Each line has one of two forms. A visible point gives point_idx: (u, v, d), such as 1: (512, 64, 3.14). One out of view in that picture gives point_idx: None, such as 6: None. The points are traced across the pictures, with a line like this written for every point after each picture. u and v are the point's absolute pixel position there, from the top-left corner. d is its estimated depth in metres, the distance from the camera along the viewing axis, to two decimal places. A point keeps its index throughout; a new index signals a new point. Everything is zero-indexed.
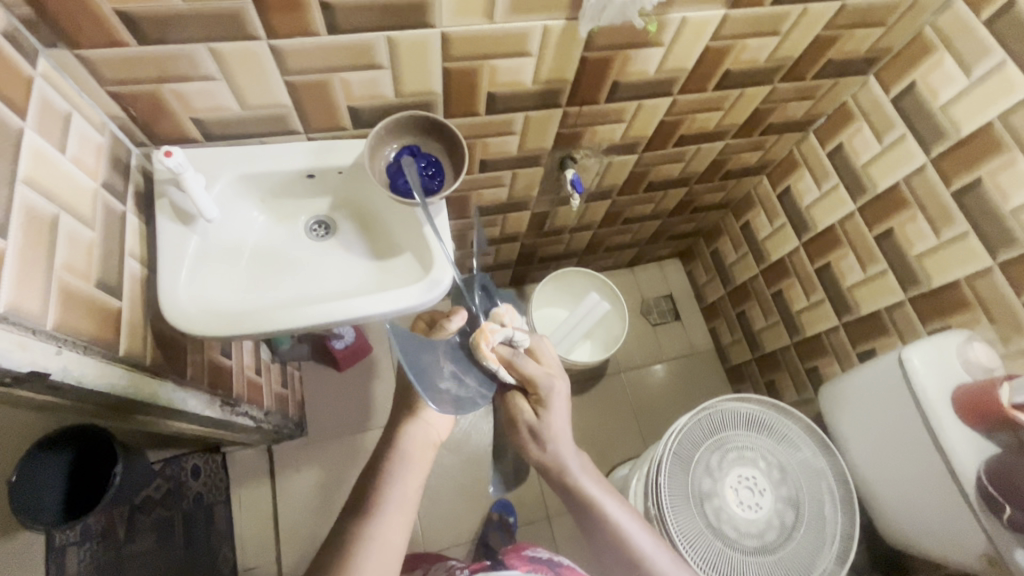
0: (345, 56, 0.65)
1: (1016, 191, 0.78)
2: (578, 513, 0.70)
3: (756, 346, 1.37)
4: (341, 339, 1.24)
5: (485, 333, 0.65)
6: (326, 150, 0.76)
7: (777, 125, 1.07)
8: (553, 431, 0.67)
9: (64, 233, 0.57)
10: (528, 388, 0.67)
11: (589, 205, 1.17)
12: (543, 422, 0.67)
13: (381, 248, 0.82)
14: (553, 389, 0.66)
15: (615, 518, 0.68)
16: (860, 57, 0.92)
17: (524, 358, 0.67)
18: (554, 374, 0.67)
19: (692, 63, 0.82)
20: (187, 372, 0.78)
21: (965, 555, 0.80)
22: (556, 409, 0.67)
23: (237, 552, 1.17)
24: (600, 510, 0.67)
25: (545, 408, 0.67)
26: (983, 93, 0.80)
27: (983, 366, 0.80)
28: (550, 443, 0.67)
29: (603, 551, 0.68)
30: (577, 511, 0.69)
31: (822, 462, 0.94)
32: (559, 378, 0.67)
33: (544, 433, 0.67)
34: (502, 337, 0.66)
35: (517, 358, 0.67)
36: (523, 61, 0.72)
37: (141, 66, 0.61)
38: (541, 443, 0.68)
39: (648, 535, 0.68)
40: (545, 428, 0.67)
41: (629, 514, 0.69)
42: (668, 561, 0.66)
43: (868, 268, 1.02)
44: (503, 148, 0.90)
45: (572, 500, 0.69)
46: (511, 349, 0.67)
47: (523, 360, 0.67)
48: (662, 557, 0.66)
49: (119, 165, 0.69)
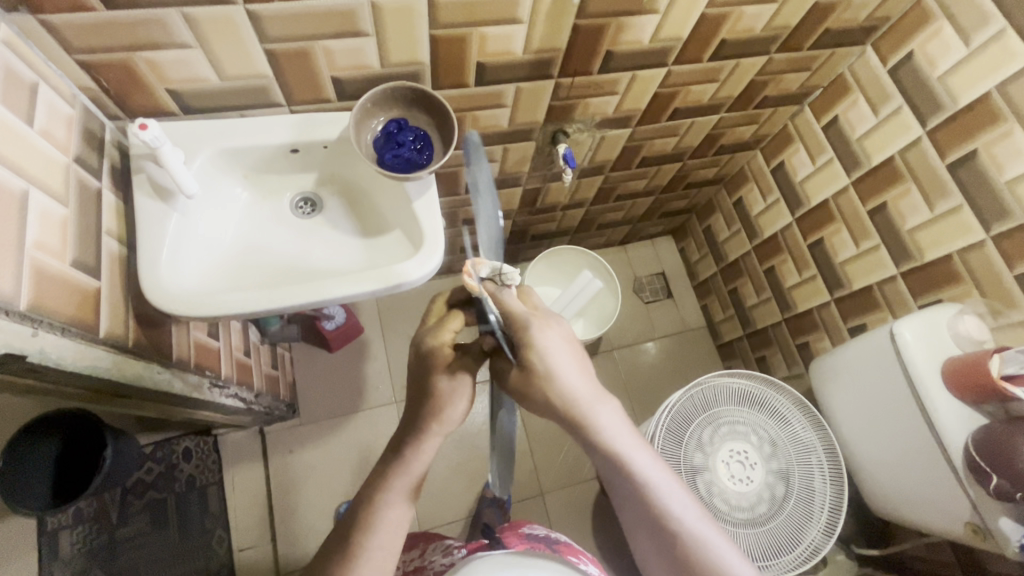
0: (326, 22, 0.62)
1: (1012, 163, 0.77)
2: (600, 466, 0.61)
3: (748, 323, 1.37)
4: (331, 319, 1.22)
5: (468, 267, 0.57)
6: (309, 123, 0.74)
7: (772, 97, 1.05)
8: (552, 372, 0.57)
9: (34, 211, 0.54)
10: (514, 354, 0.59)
11: (581, 182, 1.15)
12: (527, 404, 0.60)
13: (369, 225, 0.80)
14: (538, 331, 0.57)
15: (643, 472, 0.59)
16: (858, 26, 0.90)
17: (510, 292, 0.61)
18: (536, 314, 0.60)
19: (687, 33, 0.80)
20: (172, 354, 0.76)
21: (949, 523, 0.82)
22: (552, 353, 0.58)
23: (232, 533, 1.17)
24: (626, 465, 0.58)
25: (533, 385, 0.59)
26: (981, 63, 0.78)
27: (974, 339, 0.81)
28: (553, 387, 0.58)
29: (627, 507, 0.60)
30: (601, 465, 0.60)
31: (812, 436, 0.94)
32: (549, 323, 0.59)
33: (541, 377, 0.58)
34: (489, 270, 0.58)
35: (503, 292, 0.60)
36: (513, 28, 0.70)
37: (109, 33, 0.57)
38: (547, 390, 0.58)
39: (677, 489, 0.60)
40: (534, 375, 0.58)
41: (658, 467, 0.60)
42: (695, 518, 0.58)
43: (861, 243, 1.02)
44: (494, 121, 0.87)
45: (595, 455, 0.60)
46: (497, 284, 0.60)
47: (508, 295, 0.60)
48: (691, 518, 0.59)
49: (93, 139, 0.65)
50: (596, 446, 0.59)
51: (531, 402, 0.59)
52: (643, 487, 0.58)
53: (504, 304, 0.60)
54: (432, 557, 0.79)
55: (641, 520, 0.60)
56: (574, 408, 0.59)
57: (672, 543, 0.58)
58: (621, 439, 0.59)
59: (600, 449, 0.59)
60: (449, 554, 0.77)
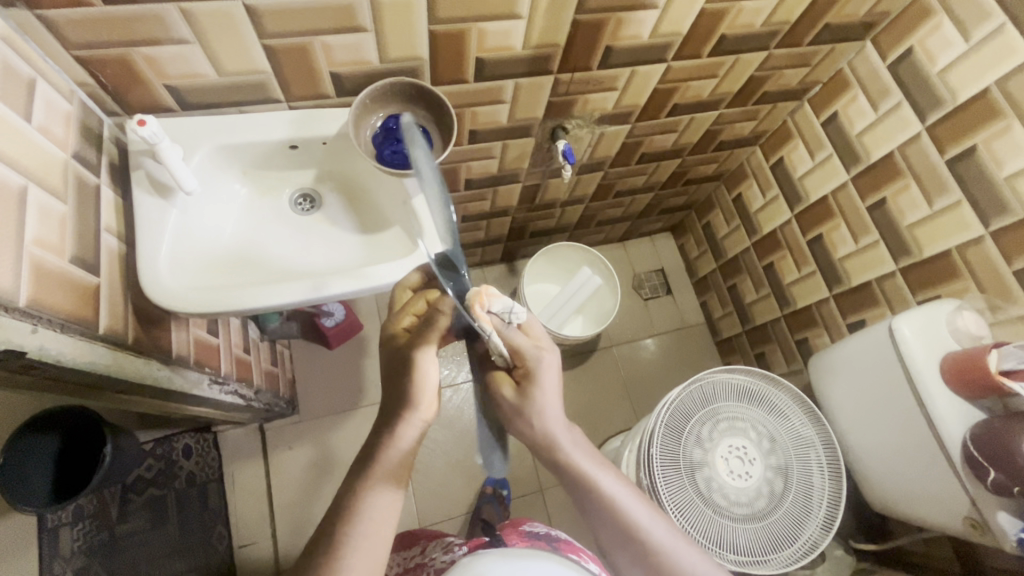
0: (326, 17, 0.62)
1: (1011, 158, 0.78)
2: (569, 491, 0.63)
3: (747, 319, 1.37)
4: (331, 316, 1.22)
5: (482, 296, 0.57)
6: (308, 119, 0.73)
7: (772, 93, 1.04)
8: (540, 405, 0.60)
9: (33, 207, 0.54)
10: (515, 360, 0.61)
11: (580, 178, 1.15)
12: (524, 402, 0.60)
13: (368, 221, 0.80)
14: (542, 361, 0.60)
15: (609, 491, 0.60)
16: (858, 21, 0.89)
17: (514, 331, 0.61)
18: (542, 346, 0.61)
19: (687, 28, 0.80)
20: (172, 351, 0.76)
21: (948, 519, 0.82)
22: (546, 386, 0.60)
23: (232, 529, 1.17)
24: (592, 485, 0.60)
25: (529, 383, 0.60)
26: (982, 58, 0.78)
27: (971, 333, 0.81)
28: (535, 419, 0.60)
29: (599, 528, 0.62)
30: (569, 488, 0.62)
31: (811, 431, 0.95)
32: (549, 352, 0.61)
33: (529, 411, 0.60)
34: (499, 305, 0.59)
35: (505, 329, 0.61)
36: (513, 23, 0.70)
37: (107, 27, 0.57)
38: (528, 420, 0.60)
39: (642, 505, 0.61)
40: (530, 405, 0.60)
41: (623, 485, 0.62)
42: (663, 532, 0.60)
43: (860, 239, 1.02)
44: (493, 117, 0.87)
45: (563, 478, 0.62)
46: (502, 321, 0.60)
47: (511, 331, 0.61)
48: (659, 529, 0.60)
49: (91, 135, 0.65)
50: (563, 470, 0.61)
51: (528, 420, 0.60)
52: (611, 505, 0.60)
53: (510, 340, 0.61)
54: (432, 554, 0.79)
55: (614, 537, 0.61)
56: (544, 437, 0.61)
57: (647, 554, 0.59)
58: (585, 462, 0.61)
59: (568, 473, 0.61)
60: (449, 551, 0.77)
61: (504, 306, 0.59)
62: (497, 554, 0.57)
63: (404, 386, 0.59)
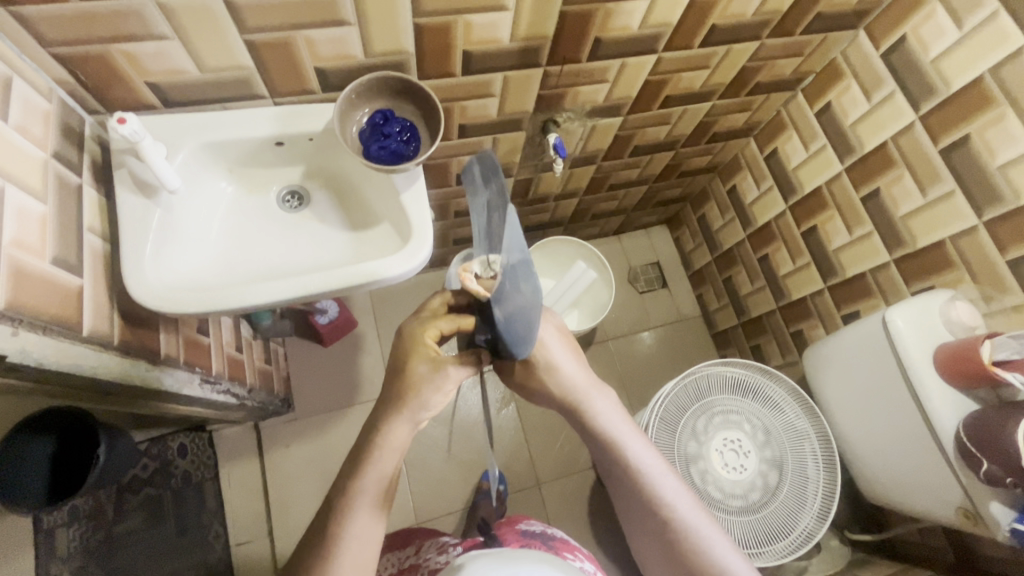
0: (309, 11, 0.61)
1: (1005, 147, 0.77)
2: (595, 452, 0.64)
3: (743, 311, 1.37)
4: (324, 314, 1.22)
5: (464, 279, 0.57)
6: (294, 115, 0.72)
7: (765, 84, 1.03)
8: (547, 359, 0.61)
9: (11, 209, 0.53)
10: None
11: (573, 171, 1.14)
12: None
13: (359, 218, 0.80)
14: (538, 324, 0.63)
15: (635, 457, 0.61)
16: (850, 9, 0.89)
17: None
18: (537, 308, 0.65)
19: (677, 18, 0.79)
20: (160, 351, 0.75)
21: (942, 509, 0.82)
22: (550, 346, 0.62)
23: (229, 528, 1.17)
24: (619, 449, 0.61)
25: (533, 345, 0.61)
26: (974, 47, 0.77)
27: (965, 324, 0.80)
28: None
29: (626, 495, 0.62)
30: (597, 454, 0.63)
31: (806, 424, 0.95)
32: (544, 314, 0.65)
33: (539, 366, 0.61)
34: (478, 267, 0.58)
35: None
36: (499, 15, 0.68)
37: (84, 24, 0.56)
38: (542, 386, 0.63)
39: (669, 474, 0.61)
40: None
41: (652, 454, 0.62)
42: (686, 504, 0.59)
43: (854, 230, 1.02)
44: (482, 111, 0.86)
45: (592, 442, 0.63)
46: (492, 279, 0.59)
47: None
48: (681, 500, 0.59)
49: (72, 134, 0.64)
50: (591, 433, 0.63)
51: None
52: (636, 475, 0.60)
53: None
54: (427, 555, 0.79)
55: (637, 505, 0.61)
56: (569, 399, 0.63)
57: (668, 524, 0.58)
58: (616, 425, 0.62)
59: (595, 435, 0.62)
60: (445, 551, 0.77)
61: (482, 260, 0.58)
62: (492, 559, 0.56)
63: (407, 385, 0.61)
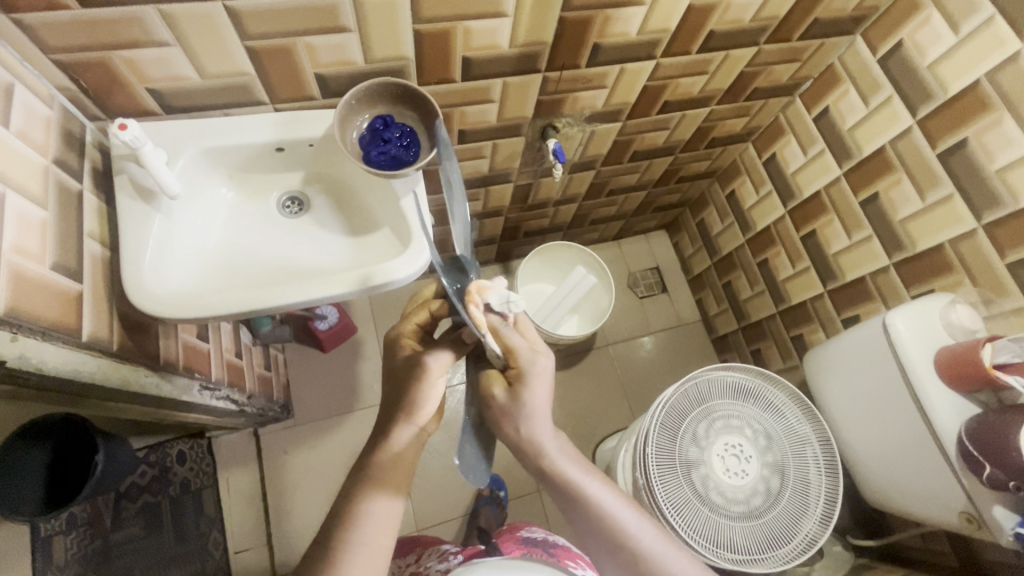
0: (310, 18, 0.61)
1: (1002, 151, 0.77)
2: (554, 497, 0.61)
3: (743, 316, 1.37)
4: (324, 319, 1.23)
5: (474, 295, 0.56)
6: (294, 121, 0.73)
7: (763, 89, 1.04)
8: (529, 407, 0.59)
9: (12, 214, 0.53)
10: (508, 362, 0.60)
11: (573, 176, 1.15)
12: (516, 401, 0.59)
13: (358, 224, 0.80)
14: (535, 364, 0.59)
15: (597, 497, 0.59)
16: (847, 15, 0.89)
17: (511, 329, 0.60)
18: (539, 349, 0.60)
19: (675, 24, 0.79)
20: (160, 357, 0.75)
21: (944, 513, 0.82)
22: (537, 388, 0.59)
23: (227, 536, 1.16)
24: (581, 492, 0.59)
25: (523, 384, 0.59)
26: (971, 51, 0.78)
27: (966, 328, 0.80)
28: (524, 420, 0.59)
29: (587, 535, 0.61)
30: (556, 497, 0.60)
31: (807, 428, 0.94)
32: (544, 355, 0.60)
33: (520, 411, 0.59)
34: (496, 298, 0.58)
35: (505, 328, 0.59)
36: (499, 22, 0.69)
37: (88, 31, 0.56)
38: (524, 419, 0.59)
39: (632, 510, 0.61)
40: (521, 407, 0.59)
41: (611, 492, 0.61)
42: (654, 538, 0.60)
43: (853, 234, 1.02)
44: (482, 117, 0.87)
45: (551, 487, 0.61)
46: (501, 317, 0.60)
47: (509, 332, 0.59)
48: (651, 536, 0.60)
49: (73, 141, 0.65)
50: (551, 478, 0.60)
51: (514, 420, 0.60)
52: (600, 513, 0.59)
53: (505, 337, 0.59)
54: (427, 563, 0.79)
55: (603, 544, 0.60)
56: (530, 442, 0.60)
57: (639, 560, 0.59)
58: (574, 469, 0.60)
59: (554, 479, 0.60)
60: (445, 560, 0.77)
61: (501, 297, 0.59)
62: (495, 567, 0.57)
63: (407, 390, 0.61)
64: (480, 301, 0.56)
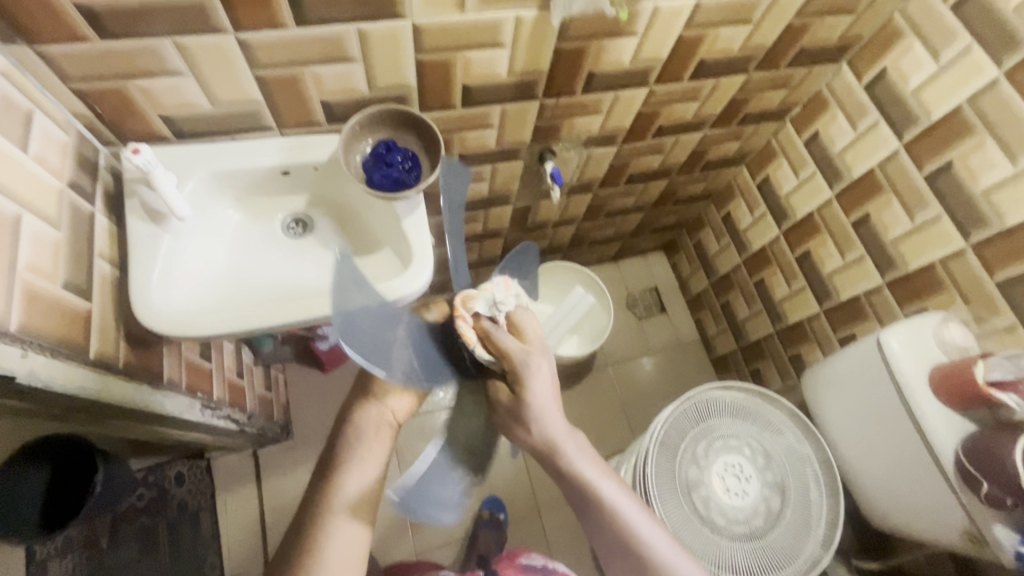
0: (317, 49, 0.64)
1: (986, 173, 0.80)
2: (568, 494, 0.63)
3: (741, 336, 1.38)
4: (325, 340, 1.21)
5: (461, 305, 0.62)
6: (299, 146, 0.75)
7: (754, 114, 1.07)
8: (537, 410, 0.60)
9: (27, 235, 0.55)
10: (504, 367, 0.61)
11: (570, 199, 1.18)
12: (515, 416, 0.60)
13: (361, 244, 0.82)
14: (531, 366, 0.60)
15: (610, 499, 0.61)
16: (833, 44, 0.93)
17: (503, 332, 0.61)
18: (531, 350, 0.61)
19: (667, 53, 0.83)
20: (163, 375, 0.76)
21: (947, 533, 0.81)
22: (537, 389, 0.60)
23: (223, 559, 1.15)
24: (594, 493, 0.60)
25: (523, 386, 0.60)
26: (952, 77, 0.81)
27: (958, 345, 0.82)
28: (534, 424, 0.60)
29: (598, 534, 0.62)
30: (569, 493, 0.62)
31: (806, 447, 0.95)
32: (539, 356, 0.61)
33: (525, 413, 0.60)
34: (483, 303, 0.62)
35: (495, 331, 0.61)
36: (497, 52, 0.72)
37: (106, 61, 0.59)
38: (530, 426, 0.61)
39: (644, 514, 0.62)
40: (526, 409, 0.60)
41: (625, 495, 0.62)
42: (665, 545, 0.60)
43: (846, 254, 1.04)
44: (482, 141, 0.89)
45: (565, 484, 0.62)
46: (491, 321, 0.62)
47: (502, 334, 0.61)
48: (661, 542, 0.61)
49: (86, 164, 0.67)
50: (564, 475, 0.62)
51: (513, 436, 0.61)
52: (612, 515, 0.60)
53: (498, 344, 0.60)
54: None
55: (615, 545, 0.61)
56: (543, 442, 0.61)
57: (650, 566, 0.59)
58: (588, 468, 0.61)
59: (568, 478, 0.61)
60: None
61: (487, 301, 0.63)
62: None
63: None
64: (467, 309, 0.61)
